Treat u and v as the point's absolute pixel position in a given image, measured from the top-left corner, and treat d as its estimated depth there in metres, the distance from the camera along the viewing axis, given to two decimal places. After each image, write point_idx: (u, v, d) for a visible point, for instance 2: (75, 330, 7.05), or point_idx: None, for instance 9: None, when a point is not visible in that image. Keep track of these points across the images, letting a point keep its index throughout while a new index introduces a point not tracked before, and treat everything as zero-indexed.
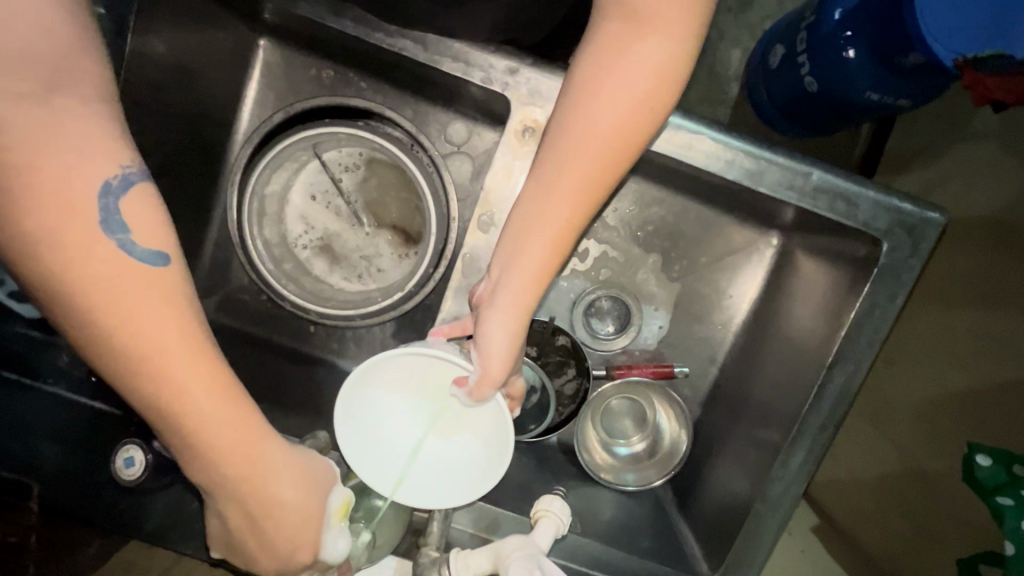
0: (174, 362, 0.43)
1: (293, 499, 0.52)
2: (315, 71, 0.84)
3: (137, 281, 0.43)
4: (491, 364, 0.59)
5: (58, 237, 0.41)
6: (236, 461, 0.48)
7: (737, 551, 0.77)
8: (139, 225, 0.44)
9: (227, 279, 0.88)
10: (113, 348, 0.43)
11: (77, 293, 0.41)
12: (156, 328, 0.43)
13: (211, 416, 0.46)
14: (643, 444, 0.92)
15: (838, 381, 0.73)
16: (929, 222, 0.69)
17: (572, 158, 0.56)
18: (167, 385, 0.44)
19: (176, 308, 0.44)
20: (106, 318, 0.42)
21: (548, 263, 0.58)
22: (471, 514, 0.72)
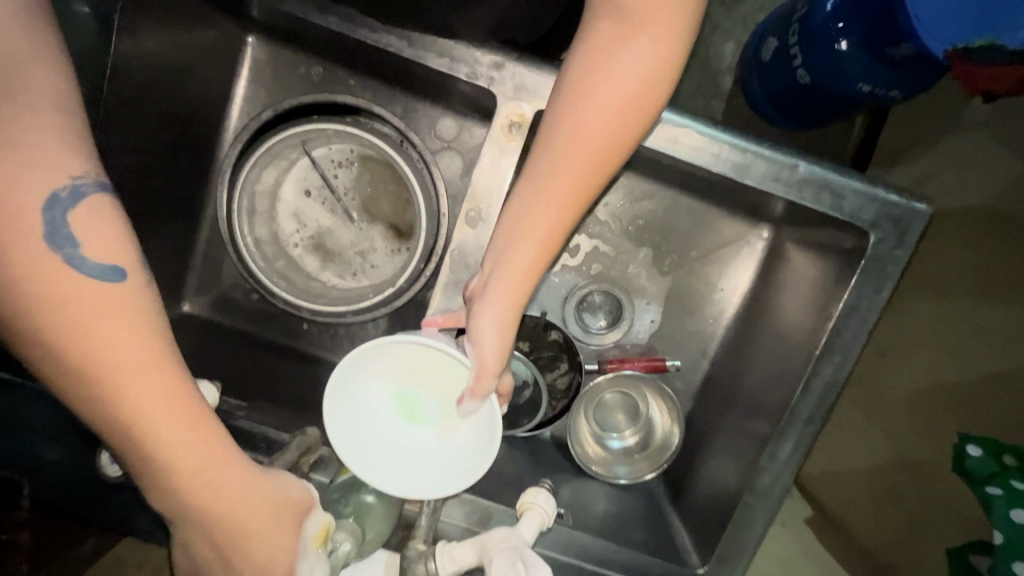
0: (136, 377, 0.44)
1: (260, 516, 0.51)
2: (304, 68, 0.84)
3: (96, 297, 0.43)
4: (486, 355, 0.59)
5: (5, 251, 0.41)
6: (198, 477, 0.48)
7: (727, 541, 0.77)
8: (92, 240, 0.45)
9: (219, 277, 0.89)
10: (65, 364, 0.42)
11: (35, 308, 0.41)
12: (116, 343, 0.43)
13: (172, 431, 0.46)
14: (635, 438, 0.92)
15: (826, 372, 0.73)
16: (917, 213, 0.69)
17: (563, 158, 0.56)
18: (123, 401, 0.44)
19: (132, 321, 0.44)
20: (58, 335, 0.42)
21: (541, 260, 0.58)
22: (461, 508, 0.72)
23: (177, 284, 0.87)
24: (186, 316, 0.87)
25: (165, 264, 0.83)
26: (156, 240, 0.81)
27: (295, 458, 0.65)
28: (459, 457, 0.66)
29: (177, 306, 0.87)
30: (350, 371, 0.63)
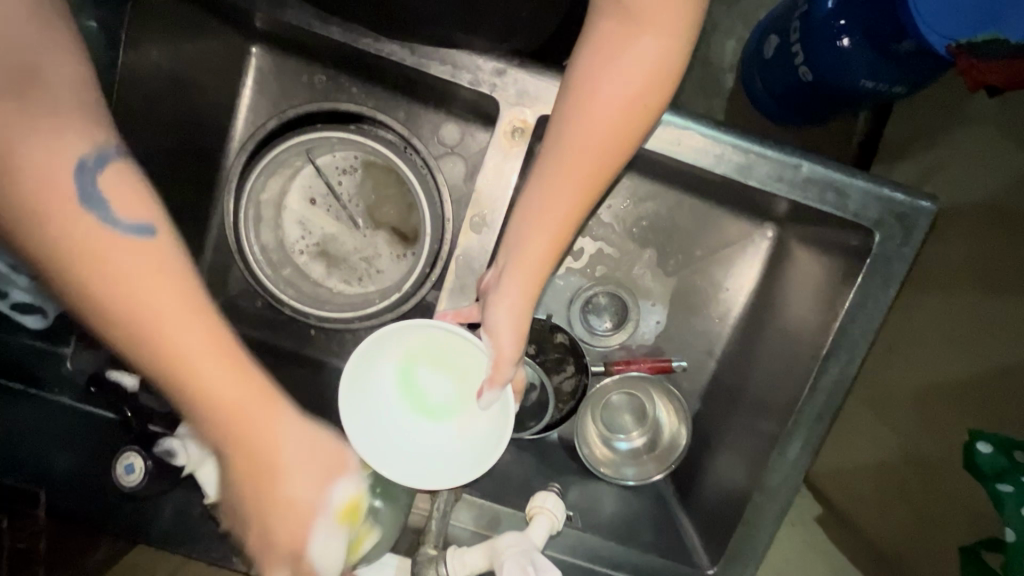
0: (180, 335, 0.43)
1: (298, 476, 0.51)
2: (307, 77, 0.84)
3: (134, 256, 0.42)
4: (504, 343, 0.61)
5: (44, 212, 0.40)
6: (246, 433, 0.48)
7: (737, 541, 0.77)
8: (126, 203, 0.44)
9: (227, 285, 0.90)
10: (109, 315, 0.42)
11: (78, 268, 0.41)
12: (157, 301, 0.42)
13: (219, 386, 0.46)
14: (642, 439, 0.92)
15: (834, 371, 0.73)
16: (922, 211, 0.69)
17: (575, 151, 0.57)
18: (164, 351, 0.43)
19: (164, 275, 0.43)
20: (99, 286, 0.41)
21: (554, 252, 0.60)
22: (471, 512, 0.72)
23: None
24: None
25: None
26: None
27: None
28: (471, 445, 0.66)
29: None
30: (369, 352, 0.63)
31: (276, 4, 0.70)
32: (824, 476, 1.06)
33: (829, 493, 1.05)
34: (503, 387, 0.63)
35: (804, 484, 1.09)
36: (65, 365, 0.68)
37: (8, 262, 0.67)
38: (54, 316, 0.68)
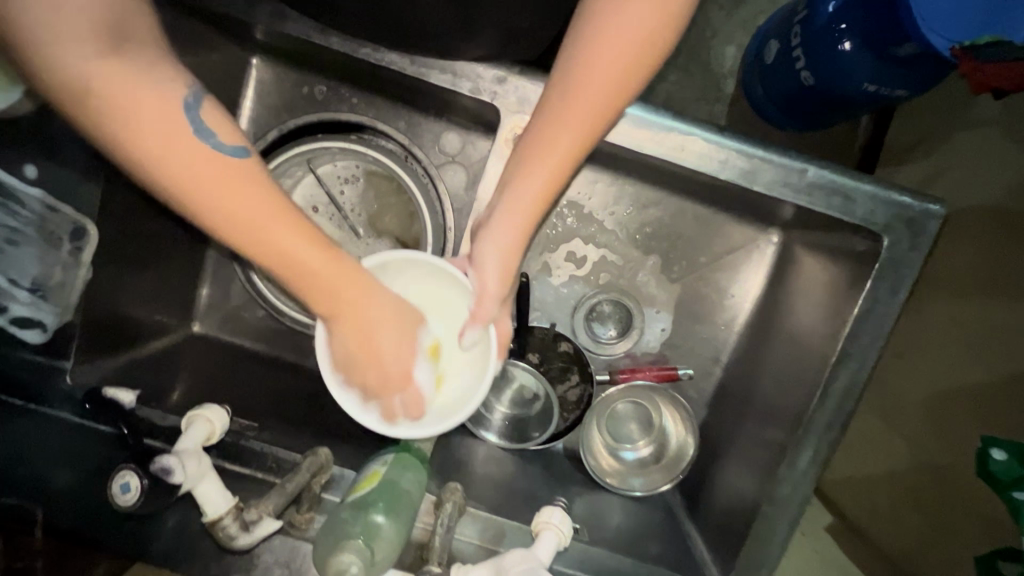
0: (271, 224, 0.52)
1: (388, 325, 0.59)
2: (308, 88, 0.84)
3: (222, 166, 0.51)
4: (487, 279, 0.61)
5: (158, 142, 0.49)
6: (341, 304, 0.57)
7: (747, 553, 0.76)
8: (217, 126, 0.53)
9: (229, 297, 0.89)
10: (217, 213, 0.51)
11: (182, 181, 0.50)
12: (249, 198, 0.51)
13: (309, 266, 0.55)
14: (649, 448, 0.91)
15: (843, 378, 0.72)
16: (930, 214, 0.68)
17: (577, 86, 0.58)
18: (264, 234, 0.52)
19: (252, 179, 0.52)
20: (208, 188, 0.50)
21: (543, 192, 0.61)
22: (475, 525, 0.71)
23: (187, 305, 0.87)
24: (197, 337, 0.88)
25: (176, 286, 0.84)
26: (167, 264, 0.82)
27: (307, 480, 0.64)
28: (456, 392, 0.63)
29: (188, 327, 0.87)
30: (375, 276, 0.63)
31: (276, 16, 0.70)
32: (835, 484, 1.04)
33: (841, 502, 1.02)
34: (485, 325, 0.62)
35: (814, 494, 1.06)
36: (65, 380, 0.67)
37: (7, 276, 0.66)
38: (54, 331, 0.67)
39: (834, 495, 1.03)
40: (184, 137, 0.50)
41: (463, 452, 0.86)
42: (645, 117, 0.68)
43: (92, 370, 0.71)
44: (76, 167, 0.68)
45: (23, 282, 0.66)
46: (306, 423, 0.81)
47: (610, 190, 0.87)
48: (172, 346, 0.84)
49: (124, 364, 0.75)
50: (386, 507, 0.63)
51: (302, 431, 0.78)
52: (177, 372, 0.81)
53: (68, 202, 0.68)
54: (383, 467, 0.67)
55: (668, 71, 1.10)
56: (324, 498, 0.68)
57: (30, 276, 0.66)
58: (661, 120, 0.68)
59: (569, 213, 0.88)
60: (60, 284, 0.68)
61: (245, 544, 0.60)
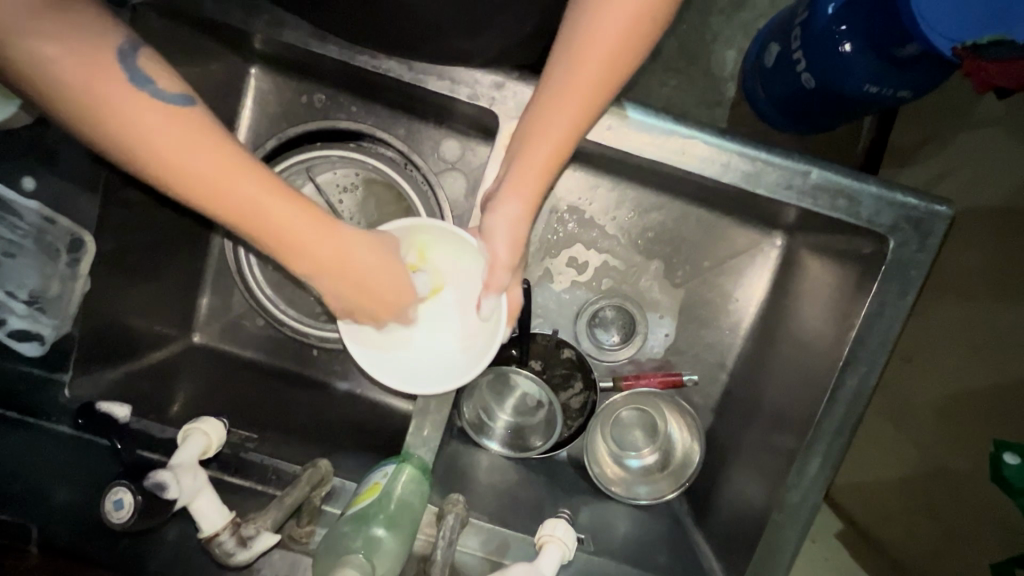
0: (227, 173, 0.52)
1: (371, 263, 0.62)
2: (307, 97, 0.84)
3: (173, 120, 0.51)
4: (500, 249, 0.63)
5: (101, 98, 0.49)
6: (314, 250, 0.58)
7: (757, 563, 0.74)
8: (155, 73, 0.52)
9: (229, 306, 0.89)
10: (178, 170, 0.51)
11: (137, 140, 0.50)
12: (202, 152, 0.51)
13: (272, 216, 0.55)
14: (654, 455, 0.90)
15: (852, 383, 0.71)
16: (937, 215, 0.67)
17: (579, 61, 0.57)
18: (226, 187, 0.53)
19: (207, 131, 0.52)
20: (162, 144, 0.50)
21: (551, 165, 0.61)
22: (478, 537, 0.70)
23: (187, 315, 0.87)
24: (197, 347, 0.88)
25: (175, 296, 0.84)
26: (166, 275, 0.81)
27: (306, 493, 0.63)
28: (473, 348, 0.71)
29: (188, 337, 0.87)
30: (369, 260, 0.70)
31: (273, 24, 0.67)
32: (843, 493, 1.00)
33: (851, 512, 0.99)
34: (499, 293, 0.65)
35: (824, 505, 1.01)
36: (62, 394, 0.67)
37: (4, 289, 0.67)
38: (50, 344, 0.67)
39: (843, 504, 1.00)
40: (129, 96, 0.50)
41: (466, 461, 0.84)
42: (645, 120, 0.68)
43: (89, 382, 0.70)
44: (71, 177, 0.67)
45: (20, 294, 0.66)
46: (307, 433, 0.80)
47: (612, 195, 0.86)
48: (172, 357, 0.83)
49: (124, 376, 0.74)
50: (387, 519, 0.62)
51: (303, 442, 0.78)
52: (177, 384, 0.81)
53: (65, 214, 0.67)
54: (384, 478, 0.66)
55: (668, 75, 1.09)
56: (323, 510, 0.67)
57: (28, 288, 0.67)
58: (662, 123, 0.68)
59: (570, 218, 0.88)
60: (57, 296, 0.68)
61: (242, 560, 0.58)
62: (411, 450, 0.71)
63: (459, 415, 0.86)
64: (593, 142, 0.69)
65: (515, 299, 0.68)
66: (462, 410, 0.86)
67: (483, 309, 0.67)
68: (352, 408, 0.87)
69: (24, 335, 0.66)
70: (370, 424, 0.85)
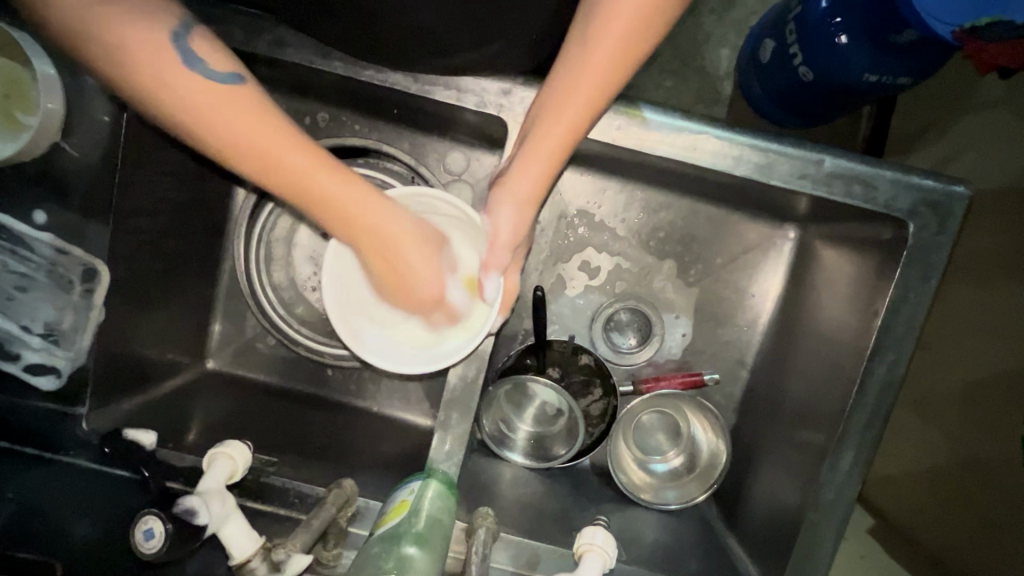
0: (284, 153, 0.52)
1: (411, 239, 0.62)
2: (310, 118, 0.84)
3: (235, 97, 0.50)
4: (500, 226, 0.64)
5: (157, 72, 0.47)
6: (369, 224, 0.58)
7: (796, 563, 0.72)
8: (212, 57, 0.51)
9: (240, 329, 0.88)
10: (242, 151, 0.51)
11: (201, 114, 0.49)
12: (266, 131, 0.51)
13: (328, 192, 0.55)
14: (680, 458, 0.88)
15: (880, 371, 0.69)
16: (956, 197, 0.66)
17: (595, 40, 0.56)
18: (288, 169, 0.53)
19: (267, 113, 0.52)
20: (227, 120, 0.50)
21: (563, 144, 0.60)
22: (508, 552, 0.68)
23: (200, 342, 0.86)
24: (210, 372, 0.87)
25: (187, 323, 0.83)
26: (177, 302, 0.81)
27: (334, 514, 0.62)
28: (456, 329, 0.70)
29: (201, 363, 0.86)
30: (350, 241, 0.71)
31: (276, 44, 0.67)
32: (874, 489, 0.98)
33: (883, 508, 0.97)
34: (500, 273, 0.66)
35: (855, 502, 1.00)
36: (81, 427, 0.66)
37: (20, 323, 0.67)
38: (67, 376, 0.67)
39: (876, 502, 0.97)
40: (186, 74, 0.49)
41: (488, 475, 0.83)
42: (652, 118, 0.67)
43: (105, 414, 0.69)
44: (78, 209, 0.67)
45: (36, 328, 0.67)
46: (326, 453, 0.79)
47: (620, 196, 0.86)
48: (187, 385, 0.82)
49: (142, 406, 0.74)
50: (417, 538, 0.60)
51: (323, 462, 0.76)
52: (192, 411, 0.80)
53: (77, 243, 0.67)
54: (411, 495, 0.65)
55: (664, 77, 1.10)
56: (349, 532, 0.66)
57: (43, 321, 0.67)
58: (669, 121, 0.67)
59: (580, 222, 0.87)
60: (72, 327, 0.68)
61: None
62: (435, 465, 0.71)
63: (477, 428, 0.85)
64: (603, 142, 0.69)
65: (512, 281, 0.69)
66: (482, 423, 0.84)
67: (485, 293, 0.66)
68: (369, 425, 0.86)
69: (39, 369, 0.66)
70: (389, 441, 0.84)
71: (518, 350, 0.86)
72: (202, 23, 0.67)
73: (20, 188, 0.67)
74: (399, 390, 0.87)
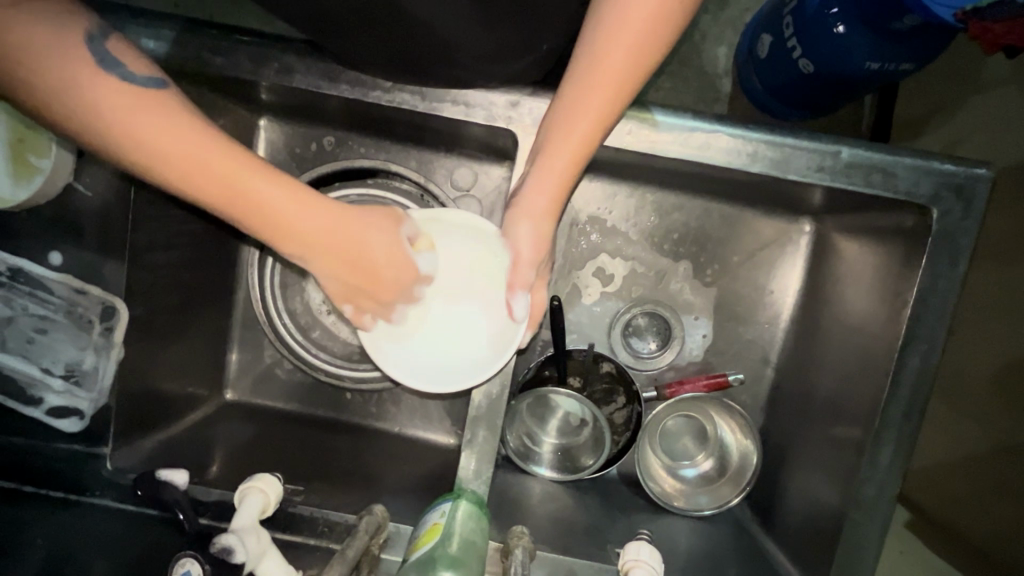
0: (205, 154, 0.50)
1: (364, 230, 0.60)
2: (316, 143, 0.84)
3: (150, 102, 0.49)
4: (521, 246, 0.64)
5: (69, 84, 0.46)
6: (311, 225, 0.56)
7: (840, 565, 0.70)
8: (129, 62, 0.50)
9: (257, 358, 0.88)
10: (164, 161, 0.49)
11: (115, 124, 0.48)
12: (182, 138, 0.49)
13: (244, 182, 0.52)
14: (709, 462, 0.87)
15: (914, 362, 0.68)
16: (979, 178, 0.65)
17: (604, 52, 0.55)
18: (214, 174, 0.50)
19: (181, 117, 0.50)
20: (141, 129, 0.48)
21: (576, 158, 0.60)
22: (544, 570, 0.67)
23: (218, 373, 0.86)
24: (230, 404, 0.87)
25: (205, 355, 0.83)
26: (193, 334, 0.80)
27: (367, 542, 0.61)
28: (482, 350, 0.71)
29: (220, 395, 0.86)
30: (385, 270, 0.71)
31: (283, 72, 0.67)
32: (923, 493, 0.92)
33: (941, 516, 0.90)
34: (526, 291, 0.65)
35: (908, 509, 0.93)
36: (105, 466, 0.66)
37: (39, 366, 0.68)
38: (90, 416, 0.68)
39: (931, 508, 0.91)
40: (99, 83, 0.47)
41: (516, 490, 0.82)
42: (665, 121, 0.67)
43: (128, 453, 0.69)
44: (92, 247, 0.68)
45: (57, 370, 0.67)
46: (351, 477, 0.78)
47: (631, 200, 0.85)
48: (207, 417, 0.82)
49: (162, 444, 0.73)
50: (452, 561, 0.59)
51: (349, 487, 0.75)
52: (214, 443, 0.79)
53: (95, 283, 0.67)
54: (442, 518, 0.63)
55: (663, 79, 1.09)
56: (383, 558, 0.65)
57: (63, 362, 0.68)
58: (681, 122, 0.67)
59: (592, 229, 0.86)
60: (91, 369, 0.68)
61: None
62: (463, 485, 0.69)
63: (502, 444, 0.84)
64: (616, 148, 0.68)
65: (539, 298, 0.68)
66: (506, 439, 0.83)
67: (516, 313, 0.66)
68: (392, 447, 0.85)
69: (60, 412, 0.67)
70: (412, 462, 0.83)
71: (538, 361, 0.85)
72: (210, 56, 0.67)
73: (37, 231, 0.67)
74: (419, 409, 0.87)
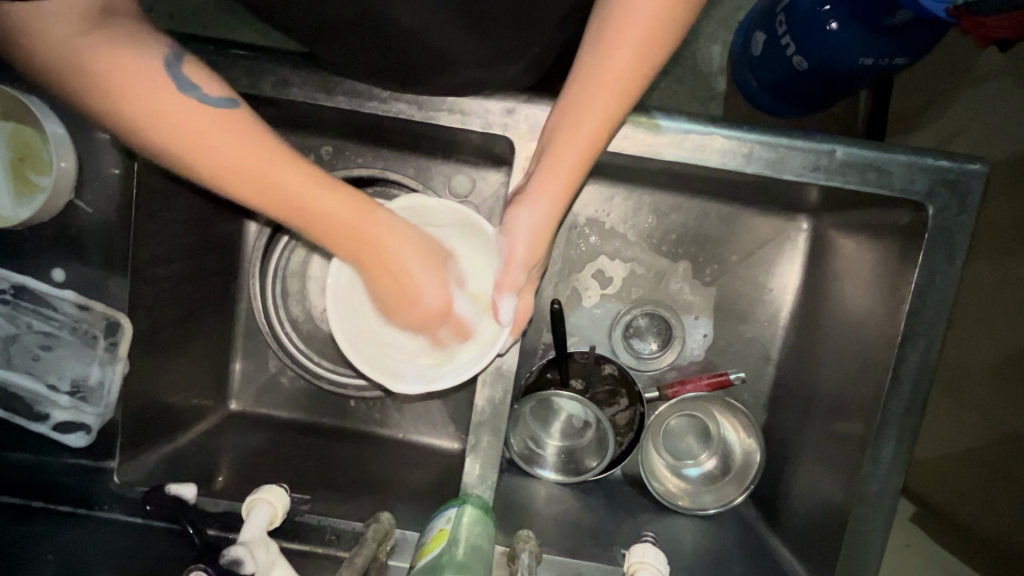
0: (290, 180, 0.52)
1: (416, 252, 0.62)
2: (314, 153, 0.85)
3: (221, 117, 0.49)
4: (515, 245, 0.64)
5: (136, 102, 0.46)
6: (370, 240, 0.58)
7: (845, 561, 0.71)
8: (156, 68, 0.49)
9: (261, 368, 0.88)
10: (240, 176, 0.50)
11: (190, 138, 0.48)
12: (259, 156, 0.50)
13: (308, 195, 0.53)
14: (713, 460, 0.87)
15: (914, 357, 0.68)
16: (973, 174, 0.65)
17: (610, 49, 0.56)
18: (289, 192, 0.52)
19: (254, 136, 0.50)
20: (221, 147, 0.48)
21: (579, 158, 0.61)
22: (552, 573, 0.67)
23: (222, 384, 0.86)
24: (234, 414, 0.87)
25: (209, 367, 0.83)
26: (197, 346, 0.81)
27: (375, 549, 0.61)
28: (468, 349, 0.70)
29: (225, 406, 0.86)
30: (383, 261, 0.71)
31: (280, 85, 0.68)
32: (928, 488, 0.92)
33: (947, 510, 0.90)
34: (514, 294, 0.65)
35: (915, 503, 0.93)
36: (113, 481, 0.67)
37: (46, 382, 0.68)
38: (96, 431, 0.68)
39: (936, 503, 0.91)
40: (172, 96, 0.47)
41: (522, 493, 0.82)
42: (662, 123, 0.67)
43: (134, 467, 0.69)
44: (98, 264, 0.68)
45: (63, 386, 0.68)
46: (356, 484, 0.78)
47: (628, 202, 0.86)
48: (213, 428, 0.83)
49: (167, 457, 0.73)
50: (459, 566, 0.59)
51: (355, 494, 0.75)
52: (219, 455, 0.79)
53: (98, 299, 0.68)
54: (448, 524, 0.64)
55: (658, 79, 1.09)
56: (389, 565, 0.66)
57: (69, 378, 0.68)
58: (679, 125, 0.67)
59: (590, 231, 0.87)
60: (97, 384, 0.68)
61: None
62: (468, 491, 0.70)
63: (506, 447, 0.84)
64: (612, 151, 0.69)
65: (524, 302, 0.68)
66: (510, 442, 0.83)
67: (502, 314, 0.66)
68: (396, 453, 0.85)
69: (65, 428, 0.67)
70: (417, 467, 0.83)
71: (539, 365, 0.85)
72: (207, 71, 0.68)
73: (39, 247, 0.68)
74: (423, 415, 0.87)
